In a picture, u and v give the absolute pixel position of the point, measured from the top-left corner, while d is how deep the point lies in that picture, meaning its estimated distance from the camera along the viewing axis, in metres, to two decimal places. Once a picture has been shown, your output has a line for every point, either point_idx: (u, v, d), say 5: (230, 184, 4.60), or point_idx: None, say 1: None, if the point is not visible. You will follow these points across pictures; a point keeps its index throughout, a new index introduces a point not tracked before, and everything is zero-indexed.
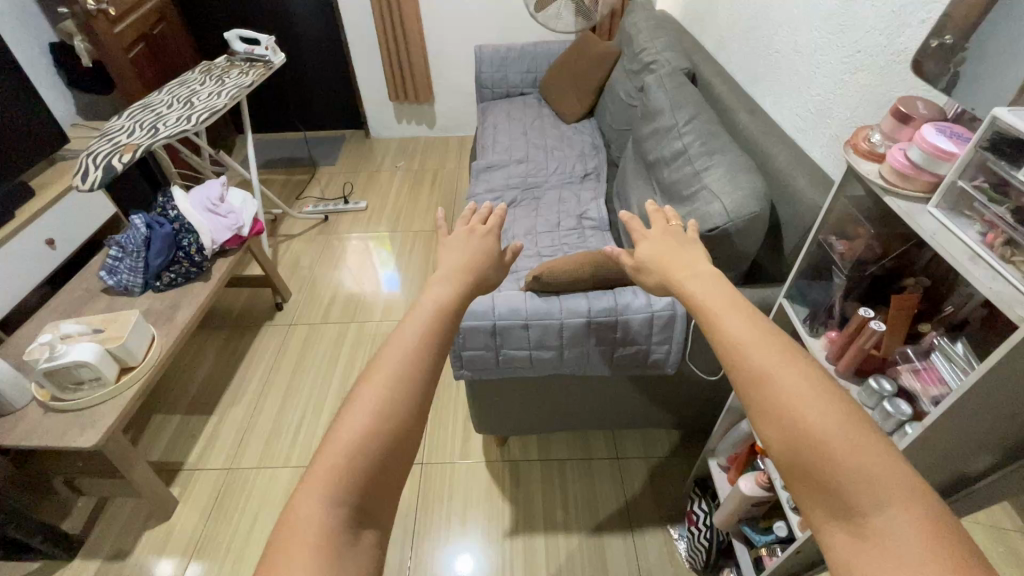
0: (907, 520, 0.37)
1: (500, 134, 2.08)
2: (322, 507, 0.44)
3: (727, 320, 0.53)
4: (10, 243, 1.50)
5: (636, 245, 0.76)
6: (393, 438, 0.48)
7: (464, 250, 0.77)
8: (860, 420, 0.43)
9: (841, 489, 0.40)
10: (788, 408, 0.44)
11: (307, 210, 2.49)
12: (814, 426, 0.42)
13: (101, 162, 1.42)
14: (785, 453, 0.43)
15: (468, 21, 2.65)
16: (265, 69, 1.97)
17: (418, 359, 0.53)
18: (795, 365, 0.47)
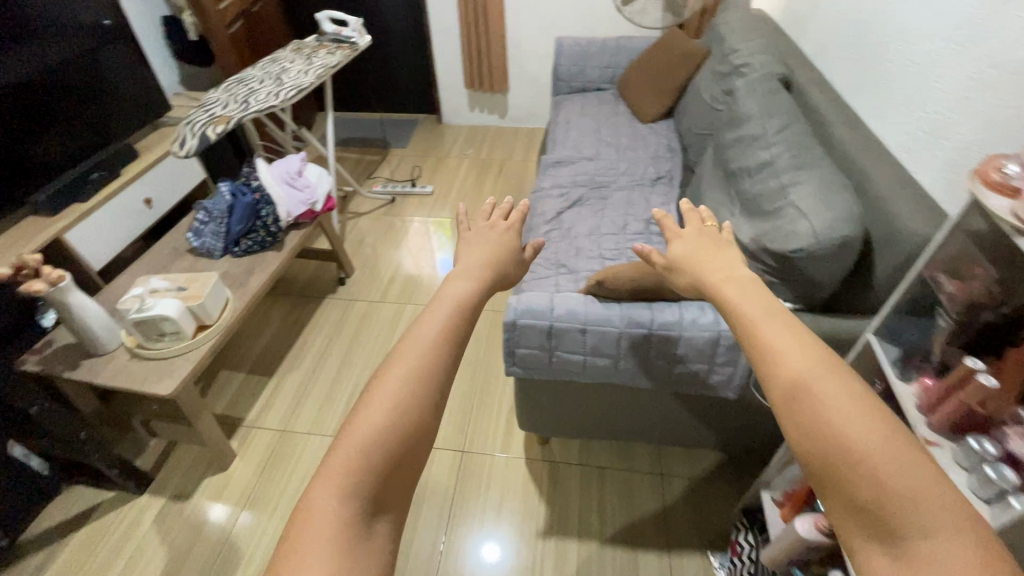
0: (957, 545, 0.36)
1: (572, 129, 2.05)
2: (337, 499, 0.45)
3: (765, 328, 0.49)
4: (114, 199, 1.63)
5: (669, 243, 0.73)
6: (409, 433, 0.49)
7: (485, 247, 0.78)
8: (905, 440, 0.40)
9: (887, 512, 0.38)
10: (826, 420, 0.42)
11: (376, 189, 2.56)
12: (860, 445, 0.39)
13: (197, 131, 1.52)
14: (822, 466, 0.41)
15: (551, 11, 2.62)
16: (351, 50, 2.02)
17: (437, 356, 0.54)
18: (837, 378, 0.44)
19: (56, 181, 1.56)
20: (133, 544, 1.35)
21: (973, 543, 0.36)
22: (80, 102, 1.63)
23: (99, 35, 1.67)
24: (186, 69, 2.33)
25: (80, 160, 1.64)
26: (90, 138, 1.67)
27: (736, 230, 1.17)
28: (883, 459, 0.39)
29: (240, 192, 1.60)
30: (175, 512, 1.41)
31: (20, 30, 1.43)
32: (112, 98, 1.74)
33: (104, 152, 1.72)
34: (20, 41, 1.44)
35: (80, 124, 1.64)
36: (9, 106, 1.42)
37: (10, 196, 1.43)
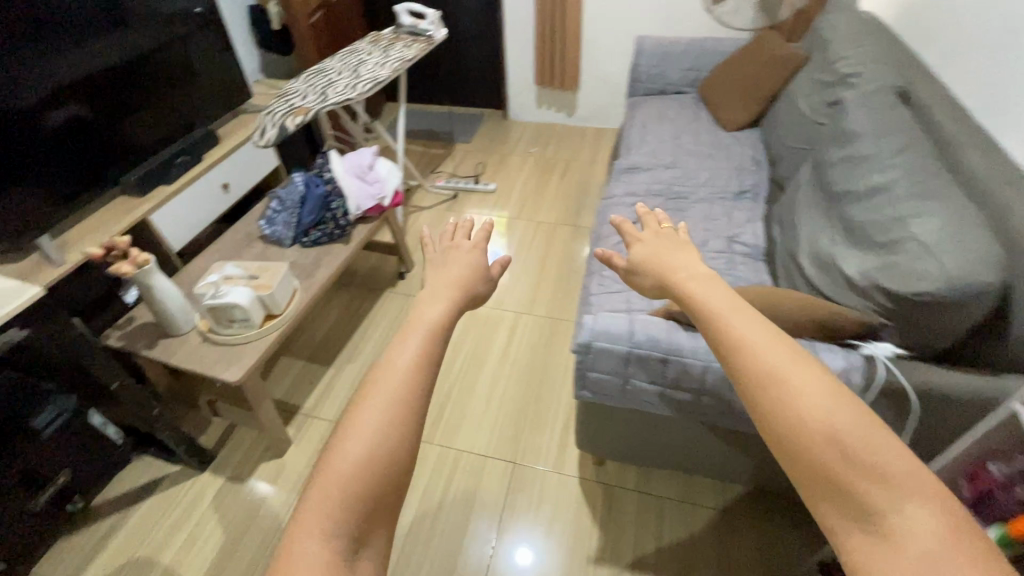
0: (923, 513, 0.41)
1: (648, 134, 1.95)
2: (319, 541, 0.46)
3: (734, 323, 0.54)
4: (195, 183, 1.69)
5: (632, 247, 0.86)
6: (389, 462, 0.49)
7: (456, 265, 0.73)
8: (870, 423, 0.46)
9: (860, 489, 0.43)
10: (801, 409, 0.46)
11: (440, 183, 2.56)
12: (831, 427, 0.45)
13: (277, 121, 1.54)
14: (798, 447, 0.46)
15: (631, 8, 2.51)
16: (428, 43, 1.99)
17: (412, 385, 0.53)
18: (803, 367, 0.49)
19: (141, 161, 1.68)
20: (193, 520, 1.40)
21: (938, 512, 0.41)
22: (166, 87, 1.72)
23: (190, 23, 1.74)
24: (267, 58, 2.39)
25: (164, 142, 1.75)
26: (175, 122, 1.77)
27: (840, 261, 1.05)
28: (850, 437, 0.44)
29: (313, 183, 1.62)
30: (233, 493, 1.45)
31: (117, 18, 1.52)
32: (198, 84, 1.82)
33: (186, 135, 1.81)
34: (116, 28, 1.53)
35: (166, 108, 1.73)
36: (101, 90, 1.53)
37: (98, 174, 1.56)
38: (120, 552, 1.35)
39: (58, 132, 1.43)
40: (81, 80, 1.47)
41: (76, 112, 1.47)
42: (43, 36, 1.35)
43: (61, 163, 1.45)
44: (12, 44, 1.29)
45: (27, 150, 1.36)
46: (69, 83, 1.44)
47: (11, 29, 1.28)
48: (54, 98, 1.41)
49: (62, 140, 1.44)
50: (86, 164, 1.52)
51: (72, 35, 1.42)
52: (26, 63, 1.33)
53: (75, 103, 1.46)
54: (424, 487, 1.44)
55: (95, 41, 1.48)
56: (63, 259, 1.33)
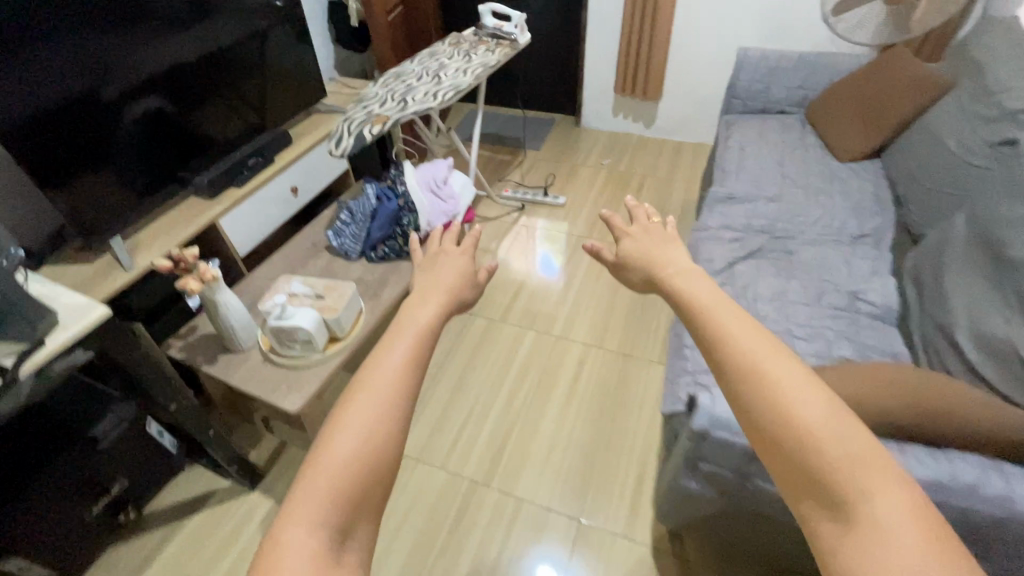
0: (894, 500, 0.39)
1: (748, 159, 1.75)
2: (304, 533, 0.45)
3: (714, 312, 0.52)
4: (265, 187, 1.62)
5: (622, 243, 0.81)
6: (378, 454, 0.48)
7: (445, 270, 0.67)
8: (844, 412, 0.44)
9: (831, 479, 0.41)
10: (776, 397, 0.44)
11: (507, 194, 2.44)
12: (805, 414, 0.43)
13: (354, 130, 1.43)
14: (769, 434, 0.44)
15: (730, 14, 2.31)
16: (511, 48, 1.86)
17: (400, 383, 0.52)
18: (779, 356, 0.47)
19: (212, 157, 1.65)
20: (240, 544, 1.34)
21: (906, 499, 0.40)
22: (243, 83, 1.68)
23: (270, 17, 1.69)
24: (343, 54, 2.33)
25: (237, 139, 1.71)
26: (249, 118, 1.73)
27: None
28: (825, 427, 0.42)
29: (385, 197, 1.53)
30: None
31: (199, 9, 1.48)
32: (274, 81, 1.77)
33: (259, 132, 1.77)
34: (199, 20, 1.48)
35: (242, 103, 1.69)
36: (180, 83, 1.49)
37: (172, 170, 1.53)
38: (166, 569, 1.30)
39: (136, 125, 1.40)
40: (163, 72, 1.44)
41: (155, 104, 1.44)
42: (126, 25, 1.31)
43: (137, 157, 1.43)
44: (97, 32, 1.25)
45: (105, 143, 1.34)
46: (151, 75, 1.41)
47: (98, 17, 1.25)
48: (135, 90, 1.38)
49: (140, 133, 1.42)
50: (161, 159, 1.49)
51: (155, 25, 1.38)
52: (110, 52, 1.29)
53: (154, 95, 1.43)
54: (479, 536, 1.33)
55: (178, 32, 1.44)
56: (132, 265, 1.30)
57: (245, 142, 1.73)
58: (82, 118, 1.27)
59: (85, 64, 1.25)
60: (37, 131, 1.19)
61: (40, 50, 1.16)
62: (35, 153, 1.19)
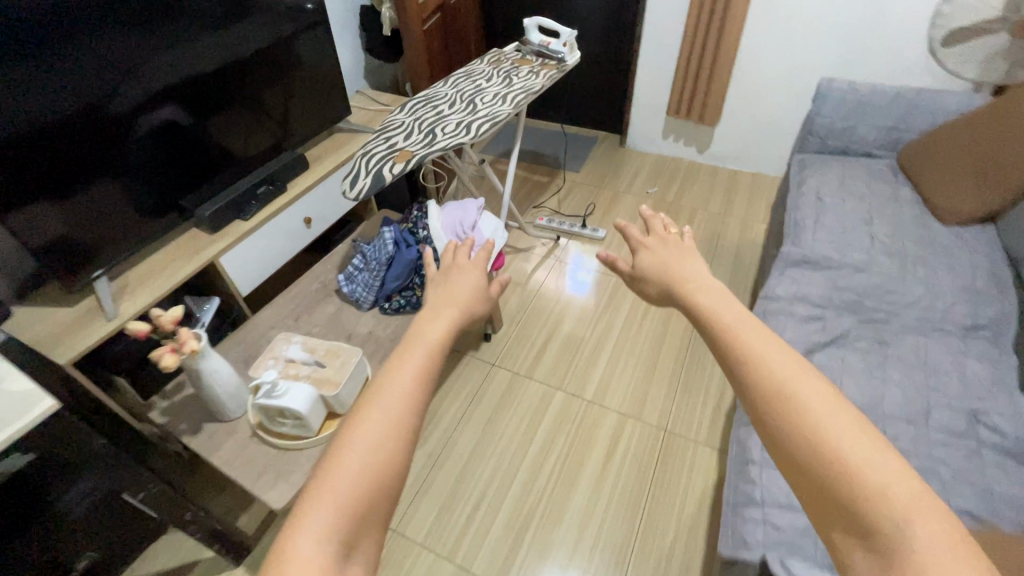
0: (927, 526, 0.42)
1: (827, 215, 1.50)
2: (315, 544, 0.47)
3: (743, 335, 0.54)
4: (272, 220, 1.46)
5: (642, 255, 0.89)
6: (390, 469, 0.51)
7: (460, 285, 0.69)
8: (874, 436, 0.46)
9: (861, 504, 0.43)
10: (805, 422, 0.47)
11: (542, 221, 2.23)
12: (835, 441, 0.45)
13: (372, 168, 1.23)
14: (799, 459, 0.47)
15: (807, 34, 2.04)
16: (557, 70, 1.65)
17: (411, 402, 0.54)
18: (808, 383, 0.49)
19: (224, 178, 1.49)
20: None
21: (936, 524, 0.42)
22: (265, 96, 1.52)
23: (299, 24, 1.53)
24: (373, 64, 2.15)
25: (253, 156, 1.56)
26: (268, 133, 1.57)
27: None
28: (856, 457, 0.44)
29: (404, 243, 1.34)
30: None
31: (223, 11, 1.33)
32: (298, 94, 1.61)
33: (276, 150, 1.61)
34: (221, 23, 1.33)
35: (262, 117, 1.54)
36: (199, 93, 1.35)
37: (180, 192, 1.38)
38: None
39: (145, 139, 1.26)
40: (179, 80, 1.29)
41: (168, 117, 1.29)
42: (141, 27, 1.17)
43: (142, 177, 1.28)
44: (106, 34, 1.11)
45: (112, 158, 1.20)
46: (166, 83, 1.26)
47: (111, 16, 1.11)
48: (147, 99, 1.23)
49: (148, 150, 1.27)
50: (168, 179, 1.34)
51: (174, 27, 1.24)
52: (121, 57, 1.15)
53: (170, 106, 1.29)
54: None
55: (198, 37, 1.29)
56: (115, 313, 1.16)
57: (260, 163, 1.58)
58: (89, 131, 1.14)
59: (92, 69, 1.11)
60: (34, 145, 1.05)
61: (39, 53, 1.02)
62: (28, 171, 1.06)
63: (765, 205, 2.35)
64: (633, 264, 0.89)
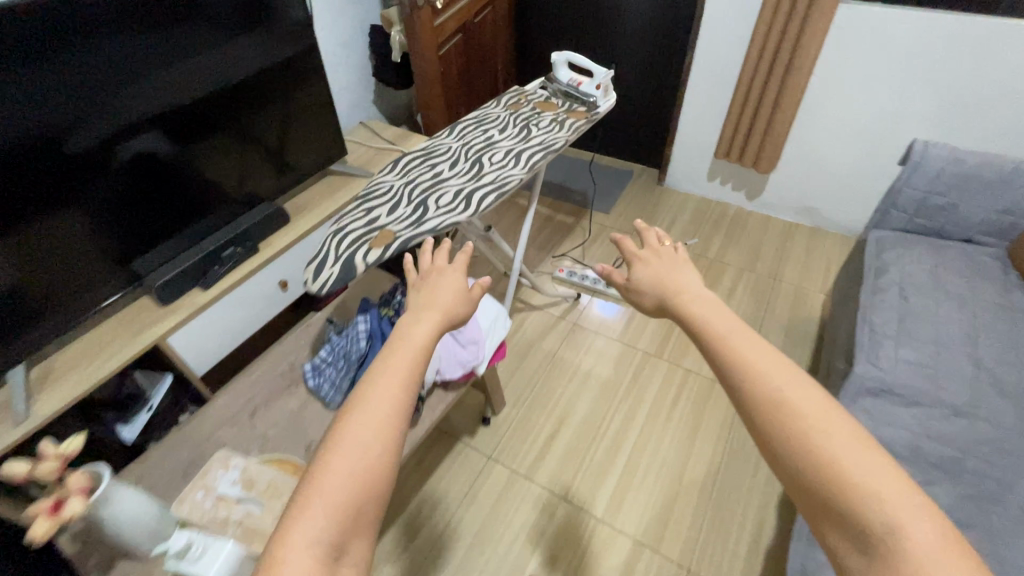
0: (920, 519, 0.44)
1: (914, 323, 1.20)
2: (305, 550, 0.45)
3: (738, 346, 0.56)
4: (237, 289, 1.26)
5: (636, 266, 0.76)
6: (377, 473, 0.49)
7: (444, 288, 0.67)
8: (864, 436, 0.49)
9: (859, 506, 0.45)
10: (800, 424, 0.49)
11: (562, 273, 1.97)
12: (830, 446, 0.47)
13: (343, 253, 1.00)
14: (800, 460, 0.48)
15: (893, 75, 1.72)
16: (585, 117, 1.38)
17: (400, 404, 0.53)
18: (805, 391, 0.52)
19: (201, 224, 1.29)
20: None
21: (921, 516, 0.44)
22: (257, 129, 1.32)
23: (296, 51, 1.31)
24: (385, 90, 1.93)
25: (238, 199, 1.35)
26: (258, 172, 1.36)
27: None
28: (846, 461, 0.46)
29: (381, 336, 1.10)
30: None
31: (216, 31, 1.14)
32: (293, 129, 1.40)
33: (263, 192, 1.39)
34: (213, 44, 1.14)
35: (253, 153, 1.33)
36: (184, 123, 1.16)
37: (148, 240, 1.18)
38: None
39: (117, 176, 1.08)
40: (162, 107, 1.10)
41: (146, 150, 1.11)
42: (116, 45, 0.99)
43: (104, 224, 1.09)
44: (71, 51, 0.93)
45: (75, 196, 1.02)
46: (146, 110, 1.08)
47: (73, 30, 0.92)
48: (122, 128, 1.05)
49: (116, 190, 1.08)
50: (137, 225, 1.15)
51: (157, 46, 1.05)
52: (90, 80, 0.97)
53: (152, 134, 1.11)
54: None
55: (183, 58, 1.10)
56: (28, 412, 0.98)
57: (243, 211, 1.36)
58: (48, 161, 0.96)
59: (50, 92, 0.93)
60: None
61: None
62: None
63: (824, 269, 2.03)
64: (627, 275, 0.75)
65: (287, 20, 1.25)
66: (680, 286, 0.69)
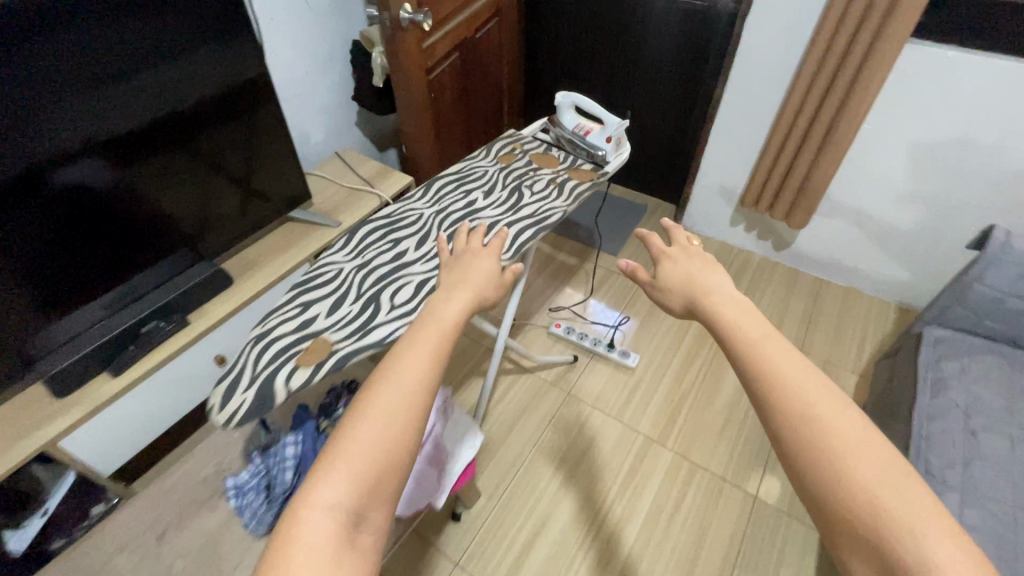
0: (965, 559, 0.40)
1: (982, 471, 0.97)
2: (326, 508, 0.46)
3: (769, 355, 0.53)
4: (158, 373, 1.06)
5: (660, 264, 0.72)
6: (396, 445, 0.50)
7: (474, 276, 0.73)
8: (900, 459, 0.45)
9: (901, 546, 0.41)
10: (834, 443, 0.46)
11: (559, 330, 1.75)
12: (864, 468, 0.44)
13: (261, 374, 0.78)
14: (828, 480, 0.45)
15: (963, 132, 1.46)
16: (589, 178, 1.14)
17: (422, 381, 0.54)
18: (840, 409, 0.48)
19: (136, 281, 1.06)
20: None
21: (970, 557, 0.40)
22: (218, 158, 1.10)
23: (252, 75, 1.08)
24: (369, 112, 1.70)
25: (181, 251, 1.11)
26: (211, 214, 1.13)
27: None
28: (881, 488, 0.43)
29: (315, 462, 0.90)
30: None
31: (161, 38, 0.91)
32: (258, 161, 1.18)
33: (210, 243, 1.16)
34: (156, 56, 0.92)
35: (205, 191, 1.10)
36: (128, 149, 0.94)
37: (71, 298, 0.96)
38: None
39: (48, 208, 0.87)
40: (104, 127, 0.90)
41: (80, 183, 0.90)
42: (34, 48, 0.78)
43: (15, 278, 0.87)
44: None
45: None
46: (78, 133, 0.87)
47: None
48: (49, 154, 0.85)
49: (44, 229, 0.88)
50: (61, 277, 0.93)
51: (87, 54, 0.84)
52: (5, 92, 0.77)
53: (94, 161, 0.91)
54: None
55: (120, 72, 0.88)
56: None
57: (184, 268, 1.13)
58: None
59: None
60: None
61: None
62: None
63: (856, 342, 1.79)
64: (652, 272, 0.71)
65: (240, 42, 1.02)
66: (707, 288, 0.65)
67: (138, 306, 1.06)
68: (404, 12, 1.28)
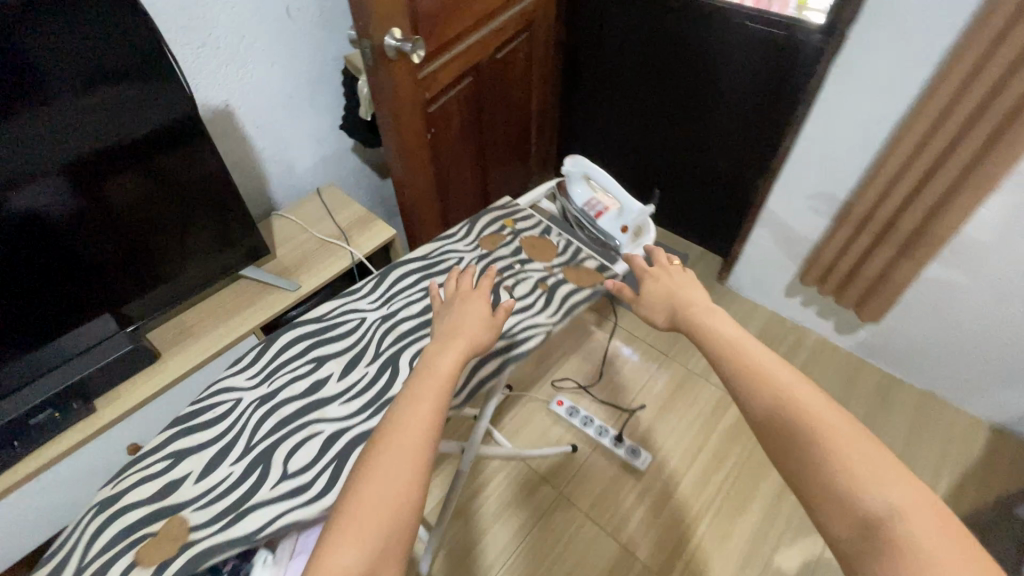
0: (906, 492, 0.49)
1: None
2: (346, 562, 0.48)
3: (744, 345, 0.63)
4: (48, 472, 0.90)
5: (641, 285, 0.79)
6: (403, 502, 0.51)
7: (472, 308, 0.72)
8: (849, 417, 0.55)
9: (858, 492, 0.50)
10: (803, 412, 0.55)
11: (561, 408, 1.50)
12: (828, 422, 0.54)
13: (87, 567, 0.58)
14: (796, 446, 0.54)
15: None
16: (588, 283, 0.87)
17: (423, 439, 0.55)
18: (806, 385, 0.58)
19: (57, 341, 0.92)
20: None
21: (910, 492, 0.49)
22: (176, 199, 0.96)
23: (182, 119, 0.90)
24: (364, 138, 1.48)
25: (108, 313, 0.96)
26: (158, 269, 1.00)
27: None
28: (843, 449, 0.52)
29: None
30: None
31: (143, 76, 0.83)
32: (221, 207, 1.03)
33: (144, 303, 1.01)
34: (131, 93, 0.83)
35: (160, 241, 0.98)
36: (84, 181, 0.83)
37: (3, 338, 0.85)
38: None
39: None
40: (45, 155, 0.78)
41: (33, 210, 0.80)
42: None
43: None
44: None
45: None
46: (41, 156, 0.78)
47: None
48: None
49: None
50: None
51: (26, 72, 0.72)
52: None
53: (40, 191, 0.79)
54: None
55: (84, 102, 0.78)
56: None
57: (107, 337, 0.98)
58: None
59: None
60: None
61: None
62: None
63: (929, 467, 1.45)
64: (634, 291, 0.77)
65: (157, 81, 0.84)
66: (690, 300, 0.74)
67: (46, 382, 0.92)
68: (392, 38, 1.04)
